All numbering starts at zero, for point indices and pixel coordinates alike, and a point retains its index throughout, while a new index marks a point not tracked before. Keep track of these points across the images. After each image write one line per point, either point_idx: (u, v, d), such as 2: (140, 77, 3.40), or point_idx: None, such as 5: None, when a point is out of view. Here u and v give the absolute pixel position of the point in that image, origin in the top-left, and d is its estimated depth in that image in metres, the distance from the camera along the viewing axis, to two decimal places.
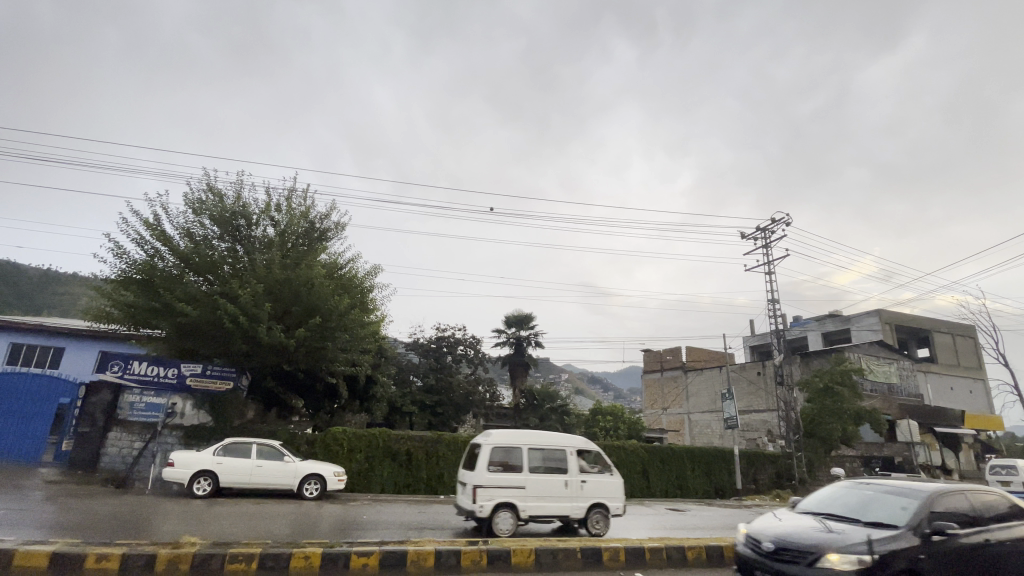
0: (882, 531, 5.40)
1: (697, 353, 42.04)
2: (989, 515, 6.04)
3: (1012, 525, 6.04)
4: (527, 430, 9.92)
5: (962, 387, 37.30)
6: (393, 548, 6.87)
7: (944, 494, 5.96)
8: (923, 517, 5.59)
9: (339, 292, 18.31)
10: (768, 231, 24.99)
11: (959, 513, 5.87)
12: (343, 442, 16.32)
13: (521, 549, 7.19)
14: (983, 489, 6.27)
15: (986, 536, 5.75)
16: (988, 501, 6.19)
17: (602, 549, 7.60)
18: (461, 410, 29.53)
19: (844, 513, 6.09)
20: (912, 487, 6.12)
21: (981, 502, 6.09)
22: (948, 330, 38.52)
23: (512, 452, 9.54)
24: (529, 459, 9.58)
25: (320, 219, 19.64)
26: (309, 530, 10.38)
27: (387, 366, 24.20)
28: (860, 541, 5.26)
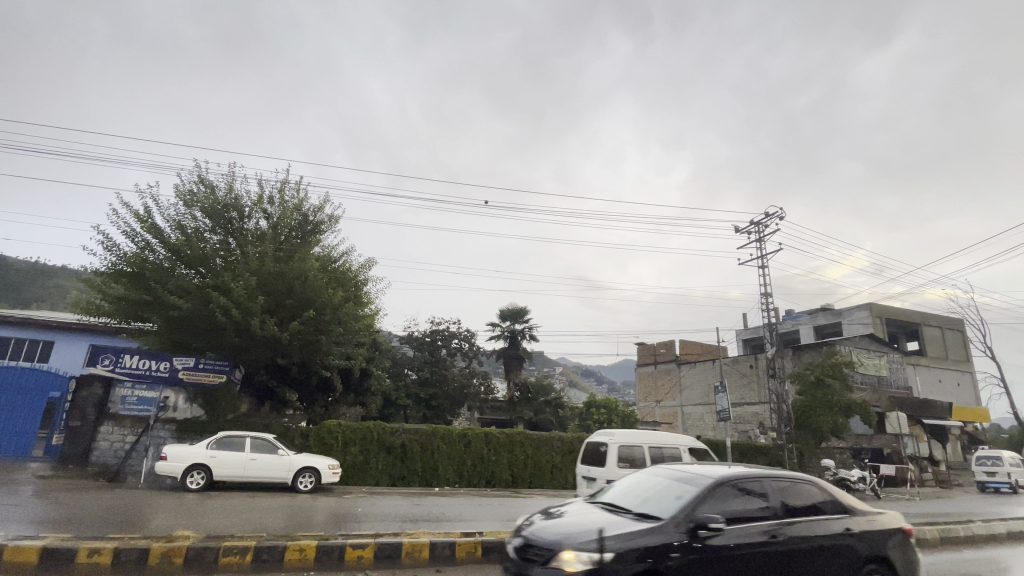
0: (636, 526, 4.59)
1: (690, 347, 42.33)
2: (791, 508, 5.13)
3: (815, 521, 5.12)
4: (644, 433, 11.72)
5: (951, 379, 37.81)
6: (388, 540, 6.90)
7: (732, 484, 5.10)
8: (695, 508, 4.80)
9: (333, 286, 18.24)
10: (761, 225, 25.13)
11: (746, 506, 4.99)
12: (338, 436, 16.33)
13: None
14: (791, 478, 5.35)
15: (770, 531, 4.86)
16: (804, 494, 5.28)
17: None
18: (456, 403, 29.61)
19: (626, 503, 5.30)
20: (701, 474, 5.33)
21: (786, 492, 5.20)
22: (937, 323, 38.98)
23: (635, 450, 11.32)
24: (650, 456, 11.38)
25: (313, 212, 19.53)
26: (303, 523, 10.39)
27: (381, 359, 24.19)
28: (606, 536, 4.46)
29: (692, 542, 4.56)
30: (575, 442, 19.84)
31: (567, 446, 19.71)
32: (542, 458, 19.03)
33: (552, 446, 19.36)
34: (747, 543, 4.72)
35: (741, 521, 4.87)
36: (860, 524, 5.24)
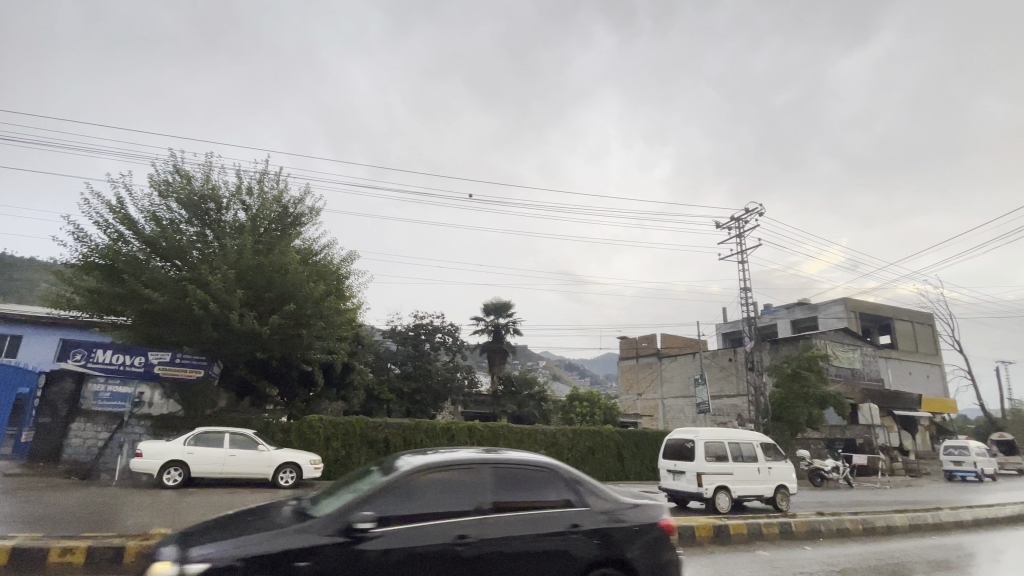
0: (277, 530, 3.63)
1: (671, 340, 42.90)
2: (503, 501, 4.07)
3: (527, 516, 4.04)
4: (724, 429, 12.63)
5: (921, 372, 39.03)
6: None
7: (434, 470, 4.07)
8: (367, 500, 3.82)
9: (313, 279, 17.96)
10: (741, 221, 25.52)
11: (444, 500, 3.96)
12: (319, 430, 16.17)
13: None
14: (522, 461, 4.33)
15: (461, 532, 3.82)
16: (536, 477, 4.28)
17: None
18: (439, 397, 29.53)
19: (327, 492, 4.36)
20: (414, 458, 4.32)
21: (511, 478, 4.19)
22: (909, 317, 40.15)
23: (719, 446, 12.28)
24: (733, 450, 12.37)
25: (293, 203, 19.19)
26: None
27: (364, 353, 23.97)
28: (221, 544, 3.51)
29: (345, 548, 3.58)
30: (558, 435, 19.98)
31: (550, 439, 19.84)
32: (525, 451, 19.12)
33: (535, 438, 19.48)
34: (426, 547, 3.70)
35: (434, 517, 3.86)
36: (594, 520, 4.18)
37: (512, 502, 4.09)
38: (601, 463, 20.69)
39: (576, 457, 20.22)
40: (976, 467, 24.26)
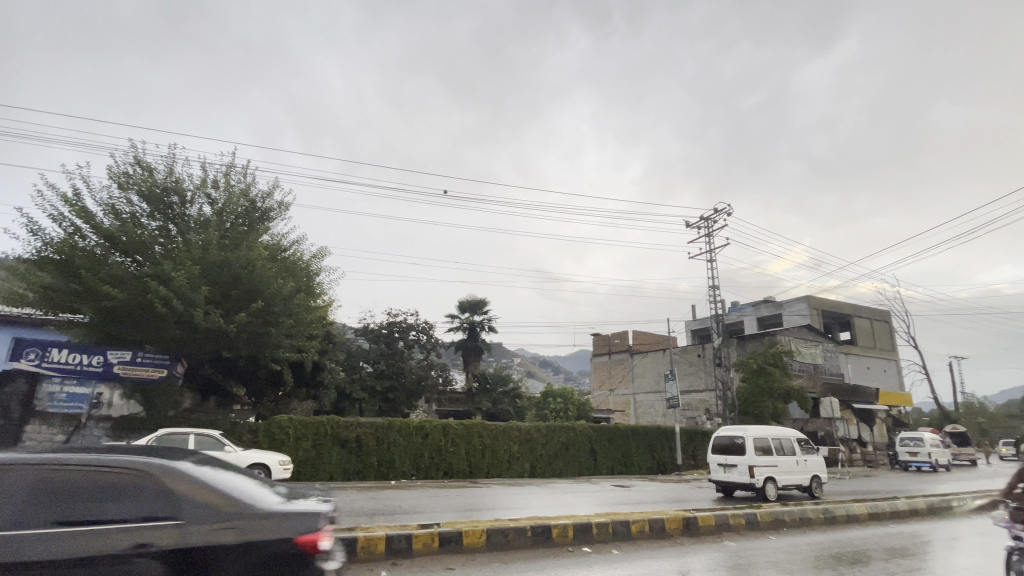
0: None
1: (642, 337, 43.63)
2: (29, 522, 2.99)
3: (57, 542, 2.95)
4: (767, 425, 13.51)
5: (877, 366, 40.83)
6: (341, 536, 6.71)
7: None
8: None
9: (282, 276, 17.53)
10: (710, 221, 26.15)
11: None
12: (288, 430, 15.81)
13: (472, 531, 7.28)
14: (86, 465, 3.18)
15: None
16: (103, 485, 3.15)
17: (551, 526, 7.80)
18: (413, 396, 29.28)
19: None
20: None
21: (59, 490, 3.09)
22: (867, 315, 41.95)
23: (764, 441, 13.11)
24: (776, 445, 13.25)
25: (262, 197, 18.68)
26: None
27: (335, 351, 23.53)
28: None
29: None
30: (531, 432, 20.08)
31: (524, 435, 19.92)
32: (499, 448, 19.12)
33: (510, 435, 19.52)
34: None
35: None
36: (165, 539, 3.04)
37: (48, 521, 3.00)
38: (574, 458, 20.89)
39: (550, 453, 20.38)
40: (928, 456, 25.60)
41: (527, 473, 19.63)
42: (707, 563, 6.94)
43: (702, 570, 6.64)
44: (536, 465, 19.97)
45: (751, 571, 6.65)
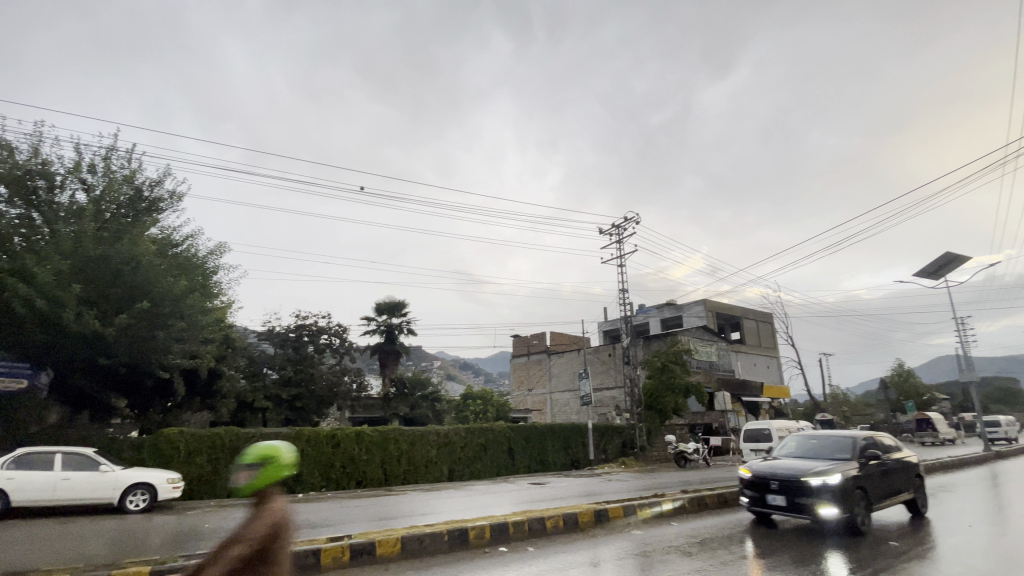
0: None
1: (559, 338, 45.12)
2: None
3: None
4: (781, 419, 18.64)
5: (762, 363, 45.65)
6: (240, 556, 6.36)
7: None
8: None
9: (173, 273, 15.89)
10: (621, 228, 27.78)
11: None
12: (179, 445, 14.36)
13: (386, 539, 7.14)
14: None
15: None
16: None
17: (467, 529, 7.88)
18: (323, 403, 27.88)
19: None
20: None
21: None
22: (754, 316, 46.78)
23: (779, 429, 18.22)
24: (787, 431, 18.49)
25: (149, 185, 16.84)
26: (135, 547, 9.00)
27: (235, 357, 21.73)
28: None
29: None
30: (450, 435, 19.98)
31: (442, 440, 19.76)
32: (417, 454, 18.79)
33: (428, 440, 19.26)
34: None
35: None
36: None
37: None
38: (492, 459, 21.11)
39: (468, 456, 20.40)
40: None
41: (445, 477, 19.49)
42: (615, 552, 7.41)
43: (610, 559, 7.08)
44: (454, 468, 19.88)
45: (655, 556, 7.21)
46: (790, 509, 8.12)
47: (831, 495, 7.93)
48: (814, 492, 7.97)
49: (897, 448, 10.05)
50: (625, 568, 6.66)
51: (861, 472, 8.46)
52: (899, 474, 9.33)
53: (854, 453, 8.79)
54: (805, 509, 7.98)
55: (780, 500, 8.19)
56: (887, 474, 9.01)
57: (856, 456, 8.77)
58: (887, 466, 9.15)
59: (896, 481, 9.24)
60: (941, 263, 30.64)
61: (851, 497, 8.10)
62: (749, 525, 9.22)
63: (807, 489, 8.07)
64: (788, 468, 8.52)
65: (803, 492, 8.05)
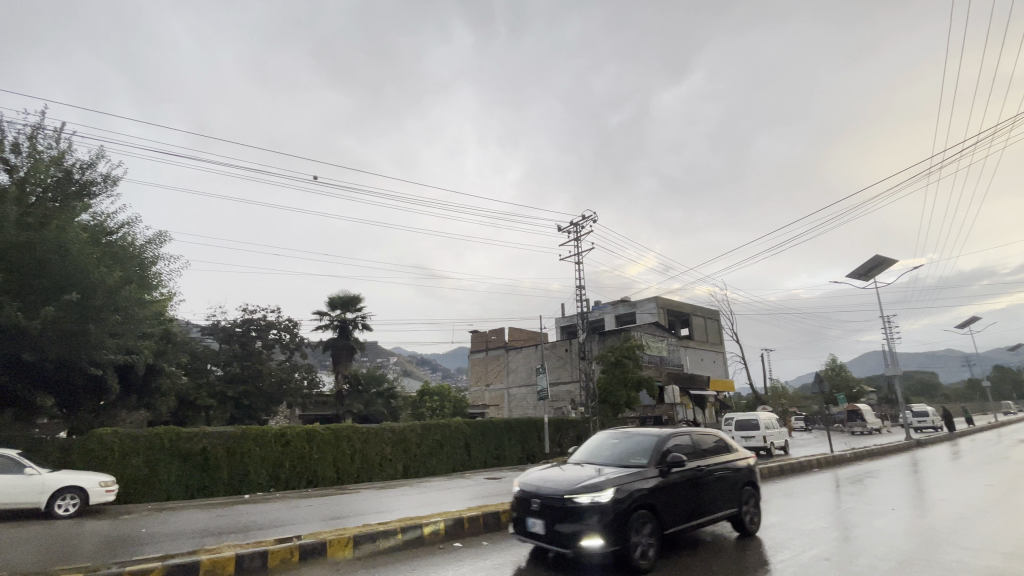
0: None
1: (517, 333, 45.52)
2: None
3: None
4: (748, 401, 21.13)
5: (709, 358, 47.76)
6: (181, 561, 6.22)
7: None
8: None
9: (108, 263, 14.97)
10: (578, 226, 28.36)
11: None
12: (115, 445, 13.60)
13: (337, 540, 7.11)
14: None
15: None
16: None
17: (421, 526, 7.95)
18: (273, 400, 26.98)
19: None
20: None
21: None
22: (702, 314, 48.86)
23: None
24: None
25: (80, 169, 15.76)
26: (65, 555, 8.51)
27: (175, 353, 20.69)
28: None
29: None
30: (405, 432, 19.81)
31: (397, 436, 19.57)
32: (371, 452, 18.53)
33: (382, 437, 19.04)
34: None
35: None
36: None
37: None
38: (449, 455, 21.14)
39: (424, 452, 20.31)
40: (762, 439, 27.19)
41: (400, 474, 19.31)
42: None
43: None
44: (410, 466, 19.72)
45: None
46: (548, 540, 6.00)
47: (599, 522, 5.84)
48: (579, 517, 5.86)
49: (725, 450, 8.17)
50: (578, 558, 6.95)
51: (653, 485, 6.47)
52: (715, 484, 7.44)
53: (653, 459, 6.83)
54: (565, 541, 5.86)
55: (540, 526, 6.09)
56: (695, 485, 7.08)
57: (654, 464, 6.77)
58: (699, 473, 7.25)
59: (709, 494, 7.28)
60: (870, 266, 33.13)
61: (629, 523, 6.04)
62: (531, 553, 7.15)
63: (572, 511, 5.93)
64: (560, 480, 6.41)
65: (568, 516, 5.92)
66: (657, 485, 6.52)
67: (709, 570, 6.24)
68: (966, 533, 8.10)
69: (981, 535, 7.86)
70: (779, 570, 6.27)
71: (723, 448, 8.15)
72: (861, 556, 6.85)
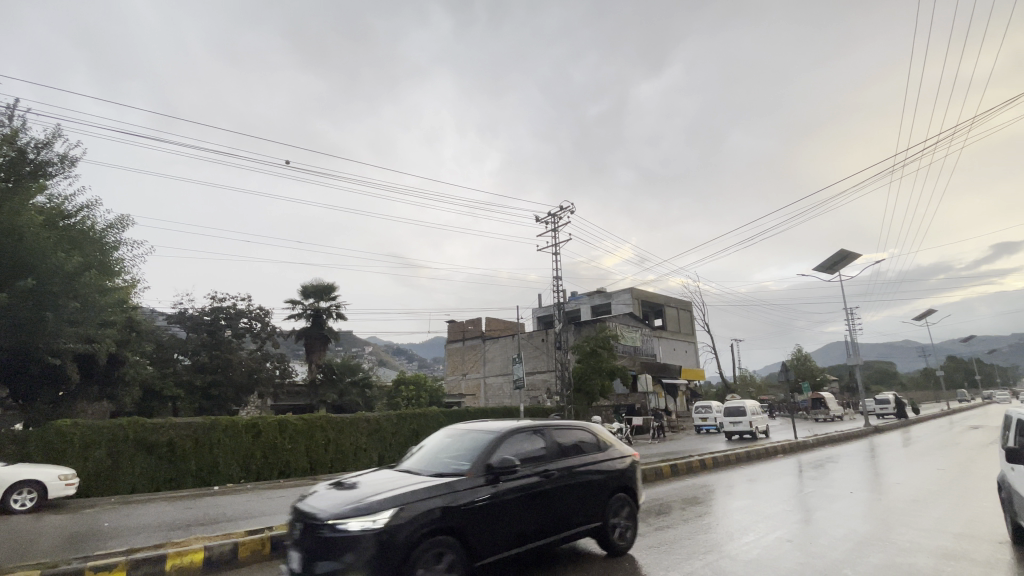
0: None
1: (494, 323, 45.54)
2: None
3: None
4: None
5: (682, 348, 48.80)
6: (145, 555, 5.99)
7: None
8: None
9: (66, 248, 14.25)
10: (556, 217, 28.42)
11: None
12: (75, 437, 13.08)
13: None
14: None
15: None
16: None
17: None
18: (243, 390, 26.34)
19: None
20: None
21: None
22: (675, 305, 49.82)
23: None
24: None
25: (35, 147, 14.89)
26: (21, 550, 8.17)
27: (139, 341, 19.95)
28: None
29: None
30: (380, 421, 19.61)
31: (372, 426, 19.37)
32: (345, 442, 18.30)
33: (357, 427, 18.79)
34: None
35: None
36: None
37: None
38: None
39: (399, 442, 20.16)
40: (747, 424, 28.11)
41: (375, 464, 19.13)
42: None
43: None
44: (384, 455, 19.53)
45: None
46: None
47: (361, 561, 3.85)
48: (341, 551, 3.90)
49: (600, 448, 6.13)
50: None
51: (469, 503, 4.45)
52: (572, 494, 5.40)
53: (485, 460, 4.87)
54: None
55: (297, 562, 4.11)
56: (541, 496, 5.08)
57: (478, 472, 4.73)
58: (549, 482, 5.20)
59: (561, 508, 5.27)
60: (835, 259, 34.22)
61: (417, 557, 4.05)
62: None
63: (332, 542, 3.95)
64: (343, 494, 4.41)
65: (323, 548, 3.95)
66: (476, 503, 4.50)
67: (677, 554, 6.38)
68: (920, 514, 8.51)
69: (933, 517, 8.27)
70: (744, 552, 6.47)
71: (597, 444, 6.11)
72: (822, 538, 7.13)
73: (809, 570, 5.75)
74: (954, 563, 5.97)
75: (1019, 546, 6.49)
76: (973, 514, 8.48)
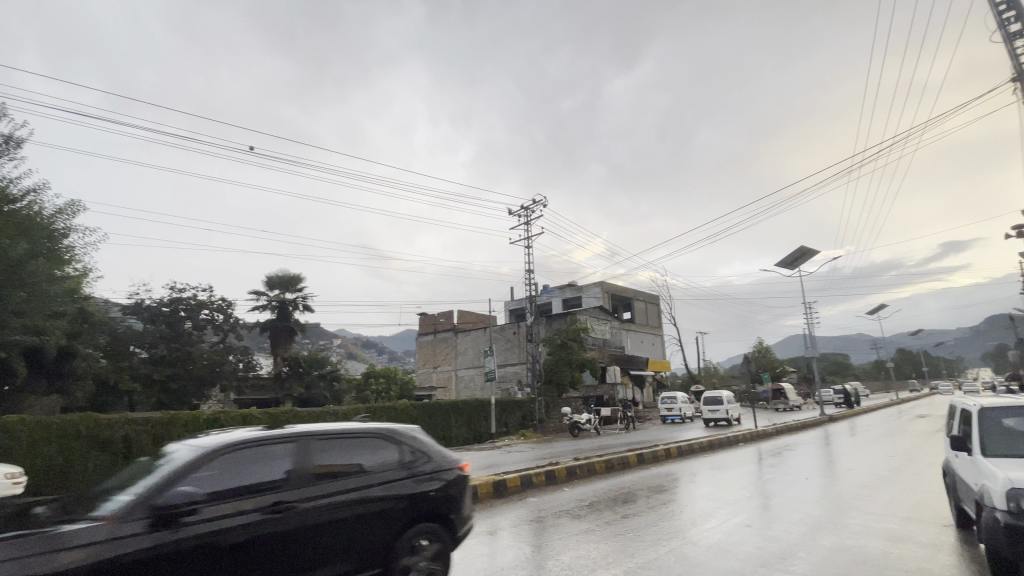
0: None
1: (466, 315, 45.44)
2: None
3: None
4: None
5: (649, 340, 49.89)
6: None
7: None
8: None
9: (11, 235, 13.43)
10: (529, 210, 28.49)
11: None
12: (22, 435, 12.44)
13: None
14: None
15: None
16: None
17: None
18: (205, 384, 25.56)
19: None
20: None
21: None
22: (643, 298, 50.83)
23: None
24: None
25: None
26: None
27: (93, 334, 19.05)
28: None
29: None
30: (349, 415, 19.35)
31: (340, 419, 19.09)
32: None
33: (324, 421, 18.45)
34: None
35: None
36: None
37: None
38: None
39: None
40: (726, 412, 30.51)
41: None
42: (512, 520, 7.93)
43: (507, 527, 7.56)
44: None
45: (548, 521, 7.80)
46: None
47: None
48: None
49: (403, 467, 4.32)
50: (521, 534, 7.16)
51: (79, 567, 2.82)
52: (328, 540, 3.66)
53: (162, 492, 3.26)
54: None
55: None
56: (272, 539, 3.45)
57: (130, 514, 3.11)
58: (275, 520, 3.48)
59: (315, 553, 3.61)
60: (796, 255, 35.54)
61: None
62: None
63: None
64: None
65: None
66: (100, 566, 2.87)
67: (642, 541, 6.60)
68: (868, 498, 9.05)
69: (880, 501, 8.78)
70: (707, 537, 6.75)
71: (399, 461, 4.32)
72: (779, 523, 7.49)
73: (766, 554, 6.05)
74: (900, 545, 6.36)
75: (959, 528, 6.98)
76: (917, 498, 9.04)
